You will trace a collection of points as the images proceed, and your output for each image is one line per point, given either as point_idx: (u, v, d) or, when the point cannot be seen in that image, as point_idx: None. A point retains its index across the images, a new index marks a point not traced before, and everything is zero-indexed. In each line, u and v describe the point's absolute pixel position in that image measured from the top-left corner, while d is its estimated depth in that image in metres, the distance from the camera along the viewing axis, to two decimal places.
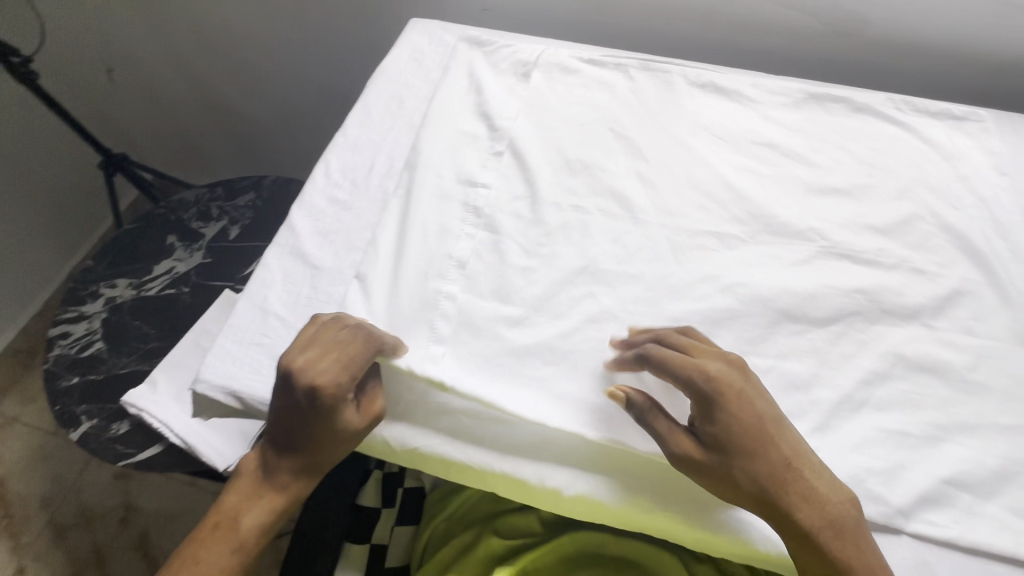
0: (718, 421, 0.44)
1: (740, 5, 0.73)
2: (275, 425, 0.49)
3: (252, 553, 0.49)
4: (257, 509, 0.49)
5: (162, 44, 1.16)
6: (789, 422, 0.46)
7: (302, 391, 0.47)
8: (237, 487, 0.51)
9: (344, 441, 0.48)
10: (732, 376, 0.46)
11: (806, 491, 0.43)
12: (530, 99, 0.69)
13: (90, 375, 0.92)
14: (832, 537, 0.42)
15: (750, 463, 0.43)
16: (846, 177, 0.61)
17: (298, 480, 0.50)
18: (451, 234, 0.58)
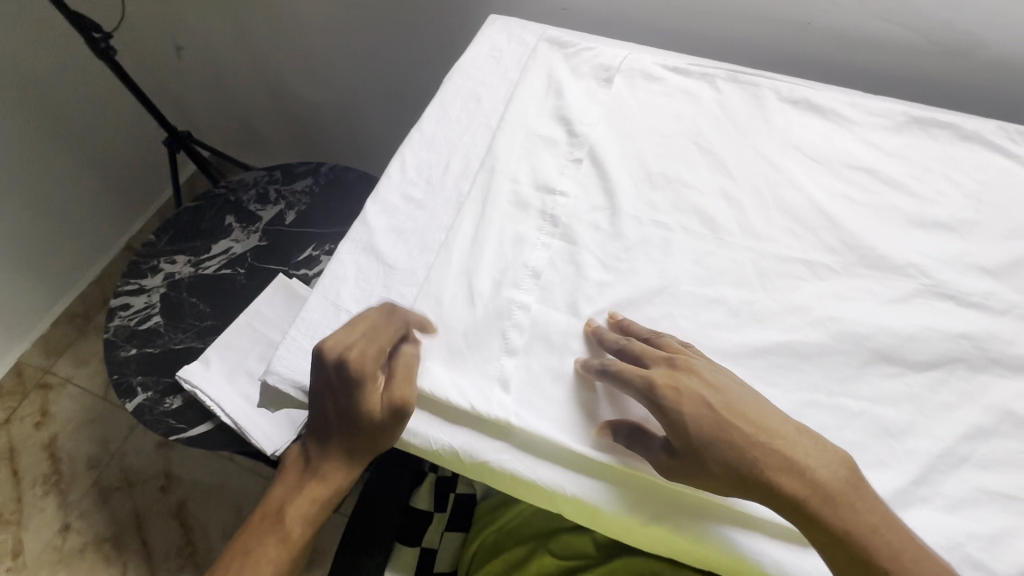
0: (670, 424, 0.44)
1: (843, 17, 0.69)
2: (315, 414, 0.49)
3: (297, 546, 0.50)
4: (301, 500, 0.50)
5: (231, 26, 1.17)
6: (757, 399, 0.45)
7: (335, 372, 0.47)
8: (282, 484, 0.52)
9: (383, 428, 0.48)
10: (675, 373, 0.45)
11: (782, 463, 0.42)
12: (611, 106, 0.67)
13: (147, 348, 0.95)
14: (822, 504, 0.41)
15: (713, 456, 0.42)
16: (950, 211, 0.57)
17: (340, 471, 0.50)
18: (526, 243, 0.57)
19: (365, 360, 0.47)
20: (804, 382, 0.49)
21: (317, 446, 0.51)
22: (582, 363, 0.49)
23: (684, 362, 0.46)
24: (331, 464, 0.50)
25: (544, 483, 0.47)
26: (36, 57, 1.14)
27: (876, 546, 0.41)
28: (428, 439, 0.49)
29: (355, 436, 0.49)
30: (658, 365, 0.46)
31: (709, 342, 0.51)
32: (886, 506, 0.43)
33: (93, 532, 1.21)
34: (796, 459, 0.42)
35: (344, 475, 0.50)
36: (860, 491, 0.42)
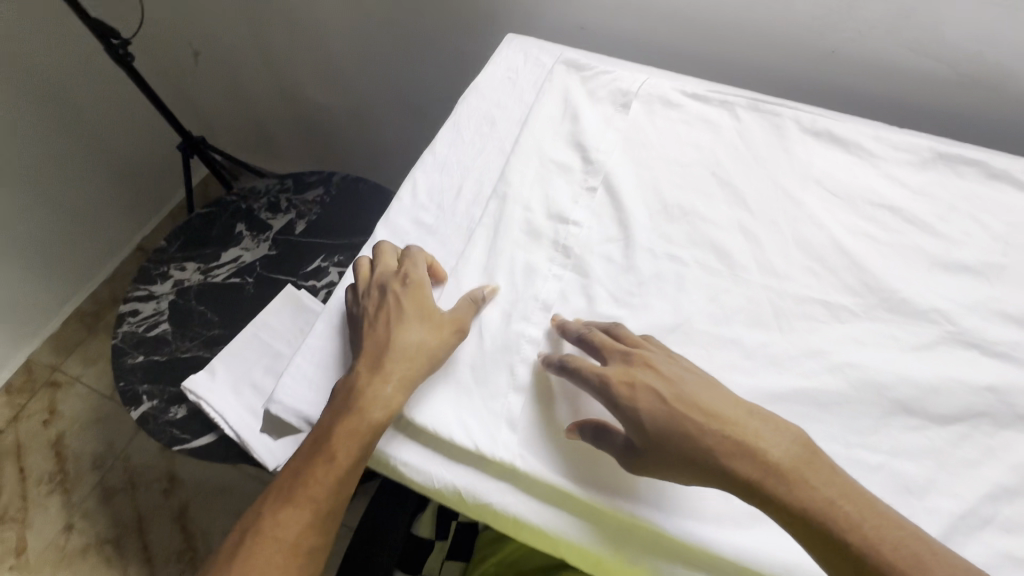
0: (626, 420, 0.45)
1: (869, 47, 0.67)
2: (369, 330, 0.51)
3: (347, 469, 0.47)
4: (352, 420, 0.47)
5: (249, 33, 1.17)
6: (710, 387, 0.46)
7: (393, 290, 0.53)
8: (328, 413, 0.48)
9: (438, 333, 0.51)
10: (630, 368, 0.46)
11: (732, 449, 0.43)
12: (628, 132, 0.65)
13: (154, 355, 0.95)
14: (771, 483, 0.41)
15: (668, 448, 0.43)
16: (977, 254, 0.55)
17: (396, 395, 0.48)
18: (537, 274, 0.56)
19: (420, 273, 0.54)
20: (820, 432, 0.47)
21: (369, 367, 0.49)
22: (543, 360, 0.50)
23: (640, 357, 0.47)
24: (384, 387, 0.48)
25: (548, 527, 0.46)
26: (57, 61, 1.16)
27: (836, 518, 0.40)
28: (432, 477, 0.48)
29: (412, 349, 0.50)
30: (614, 360, 0.47)
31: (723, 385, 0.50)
32: (847, 478, 0.42)
33: (95, 533, 1.22)
34: (747, 443, 0.43)
35: (399, 399, 0.48)
36: (815, 464, 0.42)
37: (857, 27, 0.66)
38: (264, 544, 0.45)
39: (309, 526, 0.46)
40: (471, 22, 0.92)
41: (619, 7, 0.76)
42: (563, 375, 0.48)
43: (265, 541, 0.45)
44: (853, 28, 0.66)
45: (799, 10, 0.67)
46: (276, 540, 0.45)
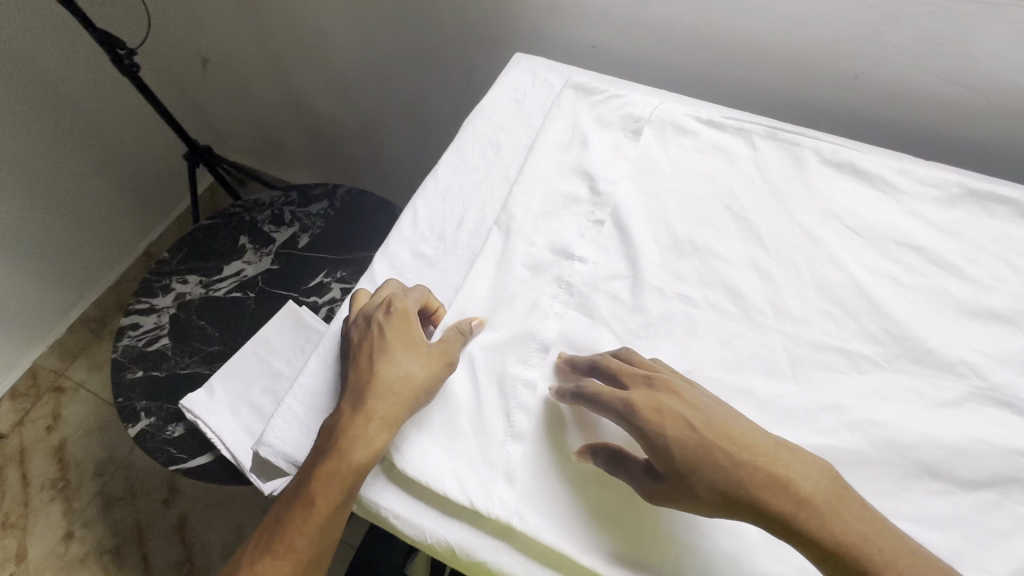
0: (654, 448, 0.42)
1: (895, 73, 0.64)
2: (352, 365, 0.50)
3: (327, 513, 0.45)
4: (332, 461, 0.45)
5: (257, 41, 1.16)
6: (735, 416, 0.44)
7: (377, 322, 0.51)
8: (310, 455, 0.47)
9: (424, 365, 0.49)
10: (656, 395, 0.44)
11: (766, 480, 0.40)
12: (638, 160, 0.63)
13: (153, 371, 0.94)
14: (806, 518, 0.39)
15: (699, 478, 0.41)
16: (1010, 301, 0.52)
17: (378, 432, 0.46)
18: (538, 313, 0.53)
19: (406, 301, 0.52)
20: None
21: (353, 405, 0.47)
22: (557, 393, 0.48)
23: (664, 381, 0.45)
24: (367, 425, 0.46)
25: None
26: (65, 68, 1.15)
27: (872, 557, 0.38)
28: (423, 532, 0.46)
29: (397, 383, 0.48)
30: (637, 386, 0.45)
31: None
32: (882, 519, 0.40)
33: (95, 543, 1.22)
34: (778, 473, 0.40)
35: (383, 436, 0.46)
36: (846, 499, 0.40)
37: (882, 53, 0.63)
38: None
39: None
40: (480, 38, 0.90)
41: (632, 27, 0.74)
42: (583, 402, 0.46)
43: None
44: (879, 53, 0.63)
45: (821, 33, 0.64)
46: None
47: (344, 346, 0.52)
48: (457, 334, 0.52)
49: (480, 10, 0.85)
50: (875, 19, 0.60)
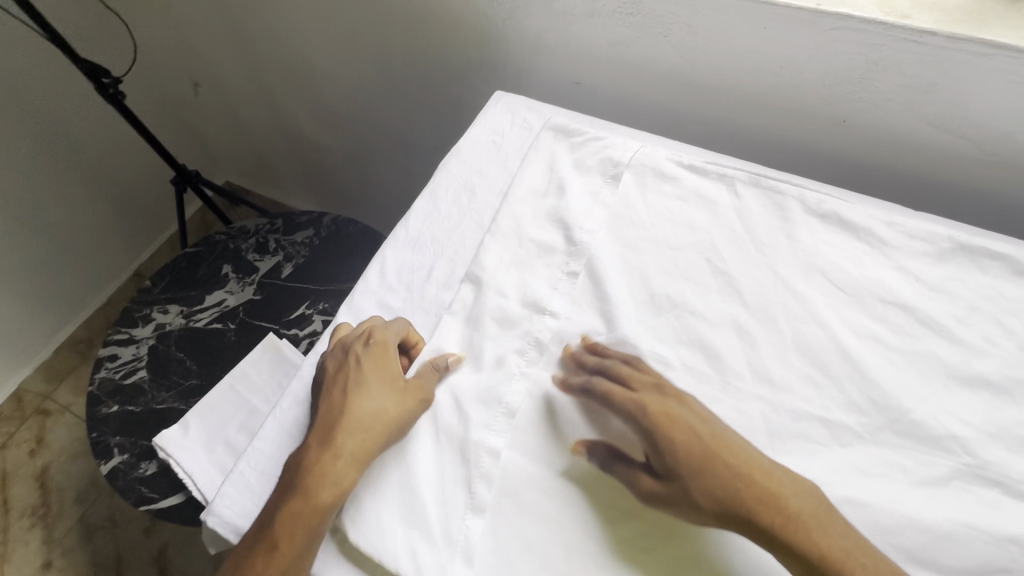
0: (659, 450, 0.45)
1: (886, 118, 0.61)
2: (326, 399, 0.49)
3: (285, 561, 0.43)
4: (296, 502, 0.44)
5: (246, 69, 1.16)
6: (733, 431, 0.46)
7: (355, 353, 0.51)
8: (275, 497, 0.45)
9: (398, 399, 0.49)
10: (665, 403, 0.47)
11: (758, 494, 0.42)
12: (616, 208, 0.61)
13: (129, 405, 0.92)
14: (793, 529, 0.41)
15: (700, 484, 0.43)
16: (1002, 367, 0.49)
17: (347, 471, 0.46)
18: (503, 373, 0.52)
19: (384, 335, 0.53)
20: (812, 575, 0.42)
21: (320, 443, 0.47)
22: (563, 381, 0.51)
23: (676, 392, 0.48)
24: (337, 462, 0.46)
25: None
26: (52, 94, 1.14)
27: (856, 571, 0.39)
28: None
29: (370, 417, 0.48)
30: (647, 393, 0.48)
31: None
32: (858, 536, 0.42)
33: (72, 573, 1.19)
34: (770, 488, 0.42)
35: (352, 474, 0.46)
36: (830, 518, 0.42)
37: (870, 99, 0.60)
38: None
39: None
40: (463, 71, 0.88)
41: (615, 65, 0.72)
42: (592, 398, 0.49)
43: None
44: (866, 99, 0.60)
45: (806, 77, 0.61)
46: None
47: (316, 383, 0.52)
48: (435, 371, 0.52)
49: (463, 44, 0.83)
50: (863, 66, 0.58)
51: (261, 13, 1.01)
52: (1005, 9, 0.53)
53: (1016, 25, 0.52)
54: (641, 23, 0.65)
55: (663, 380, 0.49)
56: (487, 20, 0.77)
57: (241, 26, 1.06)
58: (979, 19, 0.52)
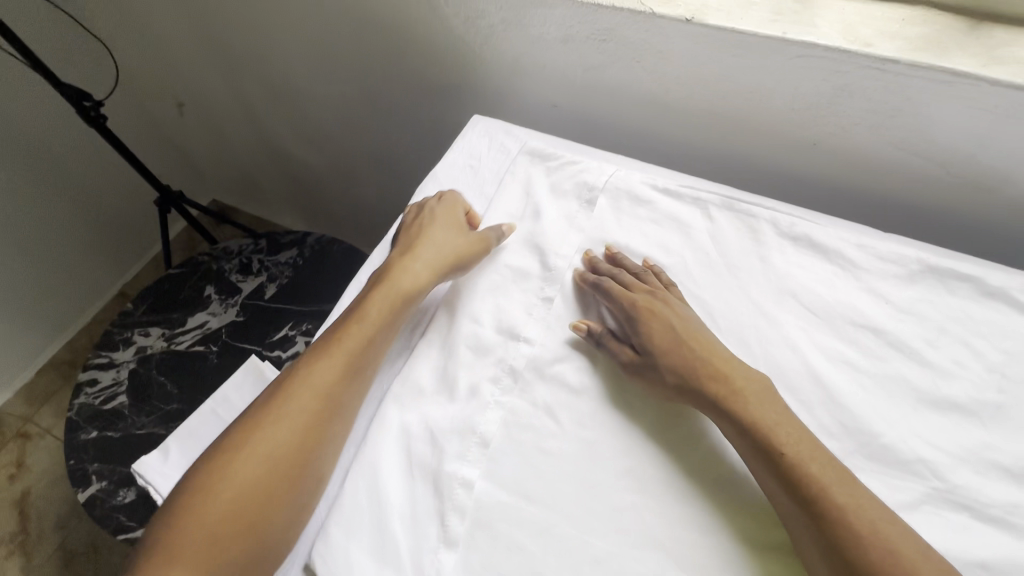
0: (639, 334, 0.54)
1: (853, 141, 0.62)
2: (406, 237, 0.62)
3: (370, 336, 0.54)
4: (383, 296, 0.56)
5: (230, 91, 1.17)
6: (706, 327, 0.54)
7: (431, 206, 0.64)
8: (367, 292, 0.58)
9: (461, 239, 0.60)
10: (652, 301, 0.55)
11: (710, 371, 0.50)
12: (591, 233, 0.63)
13: (108, 431, 0.91)
14: (735, 399, 0.48)
15: (666, 361, 0.51)
16: (971, 390, 0.50)
17: (421, 282, 0.57)
18: (477, 403, 0.52)
19: (456, 196, 0.65)
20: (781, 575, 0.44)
21: (401, 259, 0.59)
22: (580, 275, 0.59)
23: (664, 296, 0.56)
24: (413, 271, 0.58)
25: None
26: (32, 117, 1.13)
27: (781, 436, 0.46)
28: None
29: (441, 248, 0.59)
30: (640, 292, 0.56)
31: (674, 547, 0.45)
32: (793, 417, 0.48)
33: None
34: (723, 370, 0.50)
35: (422, 283, 0.57)
36: (772, 401, 0.48)
37: (838, 122, 0.61)
38: (300, 389, 0.50)
39: (339, 378, 0.51)
40: (444, 93, 0.89)
41: (591, 90, 0.73)
42: (596, 291, 0.57)
43: (301, 388, 0.50)
44: (835, 123, 0.61)
45: (776, 102, 0.62)
46: (311, 386, 0.51)
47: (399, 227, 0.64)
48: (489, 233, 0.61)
49: (443, 68, 0.84)
50: (829, 91, 0.59)
51: (244, 37, 1.01)
52: (965, 37, 0.54)
53: (976, 53, 0.53)
54: (614, 49, 0.66)
55: (656, 285, 0.57)
56: (465, 44, 0.78)
57: (225, 49, 1.07)
58: (940, 47, 0.53)
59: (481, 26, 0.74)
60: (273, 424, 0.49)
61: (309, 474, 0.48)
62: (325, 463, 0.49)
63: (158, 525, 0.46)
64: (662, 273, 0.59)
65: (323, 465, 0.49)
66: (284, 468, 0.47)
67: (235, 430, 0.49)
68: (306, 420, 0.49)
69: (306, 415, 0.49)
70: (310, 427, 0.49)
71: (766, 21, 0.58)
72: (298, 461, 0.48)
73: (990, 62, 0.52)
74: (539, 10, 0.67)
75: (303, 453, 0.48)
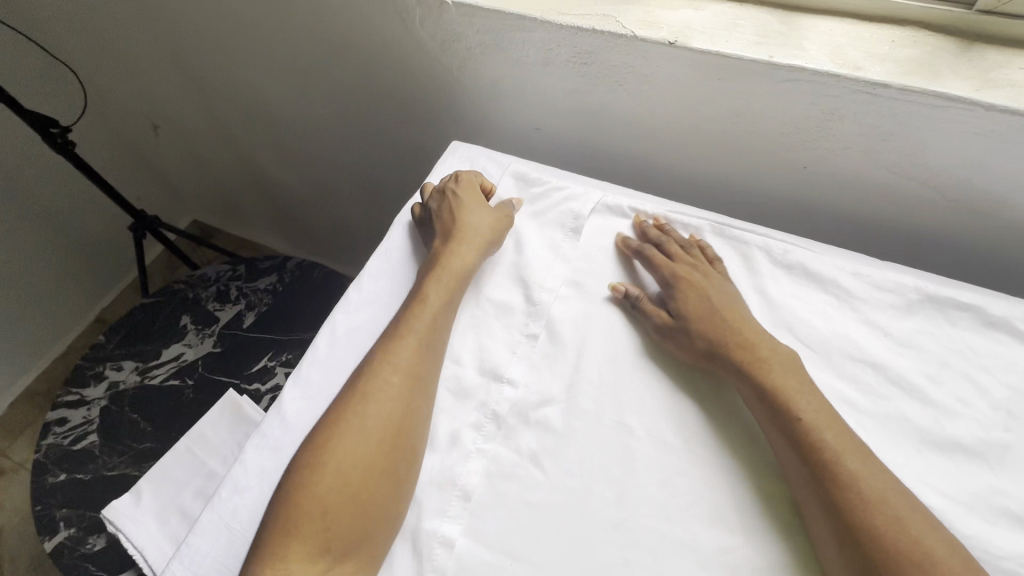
0: (675, 301, 0.54)
1: (844, 165, 0.60)
2: (438, 222, 0.61)
3: (441, 311, 0.53)
4: (443, 275, 0.55)
5: (205, 113, 1.14)
6: (743, 302, 0.55)
7: (449, 189, 0.62)
8: (420, 277, 0.57)
9: (495, 216, 0.61)
10: (692, 272, 0.56)
11: (739, 341, 0.50)
12: (578, 263, 0.60)
13: (78, 473, 0.87)
14: (762, 367, 0.48)
15: (699, 327, 0.52)
16: (976, 429, 0.47)
17: (472, 255, 0.57)
18: (457, 452, 0.49)
19: (471, 177, 0.64)
20: None
21: (445, 243, 0.58)
22: (623, 239, 0.60)
23: (704, 269, 0.56)
24: (463, 251, 0.57)
25: None
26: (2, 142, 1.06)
27: (799, 403, 0.46)
28: None
29: (480, 224, 0.60)
30: (681, 264, 0.57)
31: None
32: (814, 390, 0.48)
33: None
34: (750, 340, 0.50)
35: (472, 261, 0.57)
36: (796, 371, 0.48)
37: (829, 146, 0.59)
38: (379, 369, 0.49)
39: (417, 356, 0.50)
40: (424, 115, 0.86)
41: (573, 113, 0.71)
42: (638, 256, 0.59)
43: (380, 369, 0.49)
44: (826, 147, 0.59)
45: (765, 125, 0.60)
46: (391, 365, 0.49)
47: (424, 217, 0.63)
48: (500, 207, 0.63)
49: (422, 91, 0.82)
50: (818, 115, 0.57)
51: (217, 58, 0.98)
52: (956, 59, 0.52)
53: (969, 76, 0.51)
54: (595, 72, 0.64)
55: (699, 259, 0.58)
56: (443, 68, 0.76)
57: (199, 71, 1.04)
58: (931, 69, 0.52)
59: (459, 49, 0.71)
60: (364, 409, 0.47)
61: (408, 449, 0.47)
62: (419, 437, 0.48)
63: (263, 527, 0.43)
64: (708, 248, 0.59)
65: (418, 439, 0.47)
66: (384, 446, 0.45)
67: (321, 422, 0.47)
68: (395, 397, 0.48)
69: (394, 393, 0.48)
70: (400, 404, 0.47)
71: (750, 44, 0.56)
72: (398, 436, 0.46)
73: (983, 86, 0.50)
74: (517, 35, 0.64)
75: (397, 431, 0.47)
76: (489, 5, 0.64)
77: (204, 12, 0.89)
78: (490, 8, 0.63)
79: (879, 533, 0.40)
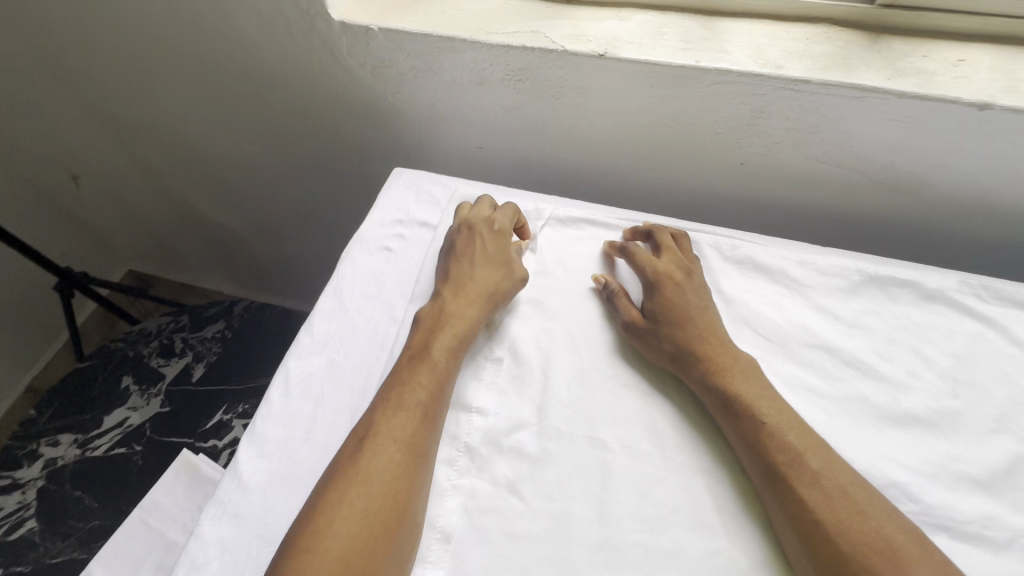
0: (652, 300, 0.54)
1: (778, 158, 0.62)
2: (456, 265, 0.57)
3: (445, 375, 0.50)
4: (449, 333, 0.52)
5: (131, 158, 1.07)
6: (715, 307, 0.55)
7: (485, 229, 0.59)
8: (422, 329, 0.53)
9: (510, 273, 0.57)
10: (674, 270, 0.56)
11: (704, 347, 0.51)
12: (535, 279, 0.60)
13: (16, 566, 0.79)
14: (725, 375, 0.49)
15: (667, 330, 0.52)
16: (928, 400, 0.50)
17: (478, 320, 0.54)
18: (433, 491, 0.47)
19: (507, 221, 0.61)
20: None
21: (452, 292, 0.55)
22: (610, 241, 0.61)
23: (687, 268, 0.57)
24: (467, 311, 0.54)
25: None
26: None
27: (759, 408, 0.47)
28: None
29: (495, 284, 0.56)
30: (667, 261, 0.57)
31: None
32: (771, 392, 0.49)
33: None
34: (714, 348, 0.51)
35: (476, 321, 0.54)
36: (756, 378, 0.49)
37: (762, 142, 0.61)
38: (382, 443, 0.45)
39: (423, 424, 0.47)
40: (363, 144, 0.84)
41: (513, 130, 0.71)
42: (623, 255, 0.59)
43: (382, 442, 0.45)
44: (759, 143, 0.61)
45: (699, 127, 0.62)
46: (395, 437, 0.45)
47: (448, 249, 0.59)
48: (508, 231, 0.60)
49: (359, 120, 0.80)
50: (749, 114, 0.58)
51: (139, 102, 0.92)
52: (865, 51, 0.55)
53: (879, 67, 0.54)
54: (531, 88, 0.64)
55: (688, 259, 0.58)
56: (375, 93, 0.74)
57: (122, 118, 0.98)
58: (845, 63, 0.54)
59: (390, 74, 0.70)
60: (367, 484, 0.43)
61: (408, 527, 0.43)
62: (418, 514, 0.44)
63: None
64: (688, 249, 0.59)
65: (417, 514, 0.44)
66: (383, 523, 0.42)
67: (316, 501, 0.42)
68: (400, 472, 0.44)
69: (398, 467, 0.44)
70: (404, 478, 0.44)
71: (677, 50, 0.57)
72: (399, 514, 0.42)
73: (893, 74, 0.53)
74: (448, 56, 0.64)
75: (398, 509, 0.43)
76: (417, 30, 0.63)
77: (120, 56, 0.84)
78: (419, 31, 0.63)
79: (847, 529, 0.40)
